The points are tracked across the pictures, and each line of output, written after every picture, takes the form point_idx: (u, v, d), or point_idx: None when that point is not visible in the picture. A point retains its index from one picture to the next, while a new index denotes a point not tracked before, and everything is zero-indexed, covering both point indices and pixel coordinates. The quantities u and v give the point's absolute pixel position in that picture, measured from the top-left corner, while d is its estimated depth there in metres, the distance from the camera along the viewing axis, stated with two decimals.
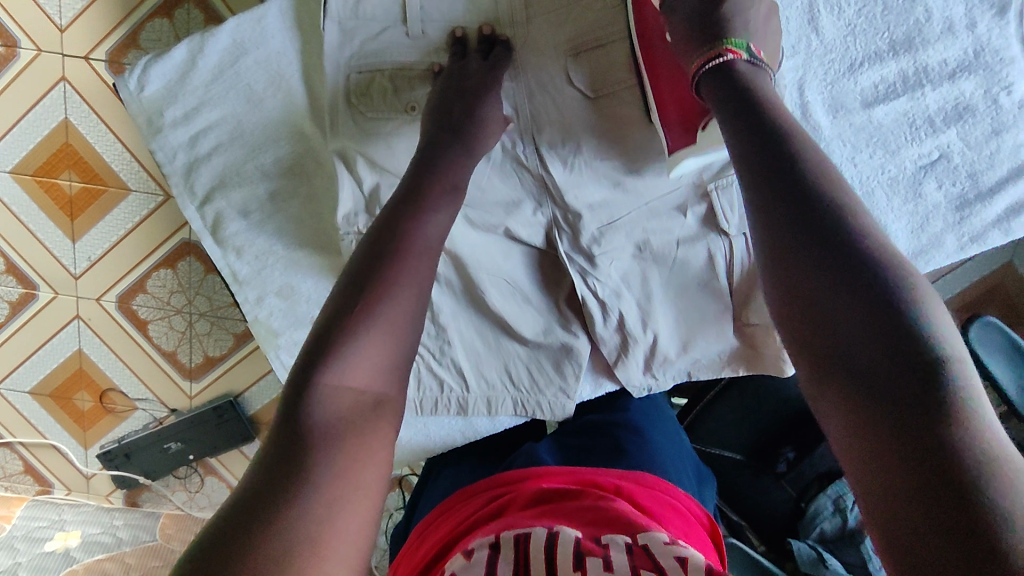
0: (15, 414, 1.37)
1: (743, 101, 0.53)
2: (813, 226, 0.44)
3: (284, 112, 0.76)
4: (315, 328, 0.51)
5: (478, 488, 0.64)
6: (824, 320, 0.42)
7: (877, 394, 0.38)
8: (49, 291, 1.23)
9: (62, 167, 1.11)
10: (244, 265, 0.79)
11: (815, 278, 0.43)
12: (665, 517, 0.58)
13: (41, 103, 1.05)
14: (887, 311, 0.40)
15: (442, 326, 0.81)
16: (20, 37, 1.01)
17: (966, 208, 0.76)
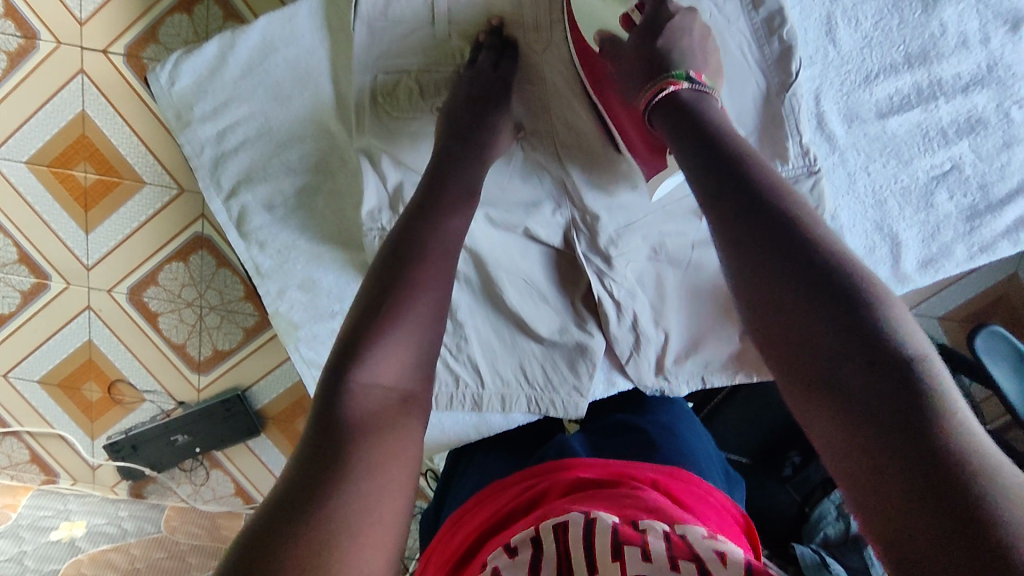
0: (23, 402, 1.39)
1: (692, 128, 0.56)
2: (775, 234, 0.47)
3: (309, 109, 0.77)
4: (342, 333, 0.52)
5: (507, 481, 0.67)
6: (794, 325, 0.44)
7: (852, 388, 0.40)
8: (61, 282, 1.25)
9: (78, 159, 1.13)
10: (267, 258, 0.81)
11: (775, 273, 0.45)
12: (699, 513, 0.60)
13: (58, 96, 1.07)
14: (840, 301, 0.42)
15: (460, 323, 0.83)
16: (41, 30, 1.03)
17: (976, 219, 0.78)
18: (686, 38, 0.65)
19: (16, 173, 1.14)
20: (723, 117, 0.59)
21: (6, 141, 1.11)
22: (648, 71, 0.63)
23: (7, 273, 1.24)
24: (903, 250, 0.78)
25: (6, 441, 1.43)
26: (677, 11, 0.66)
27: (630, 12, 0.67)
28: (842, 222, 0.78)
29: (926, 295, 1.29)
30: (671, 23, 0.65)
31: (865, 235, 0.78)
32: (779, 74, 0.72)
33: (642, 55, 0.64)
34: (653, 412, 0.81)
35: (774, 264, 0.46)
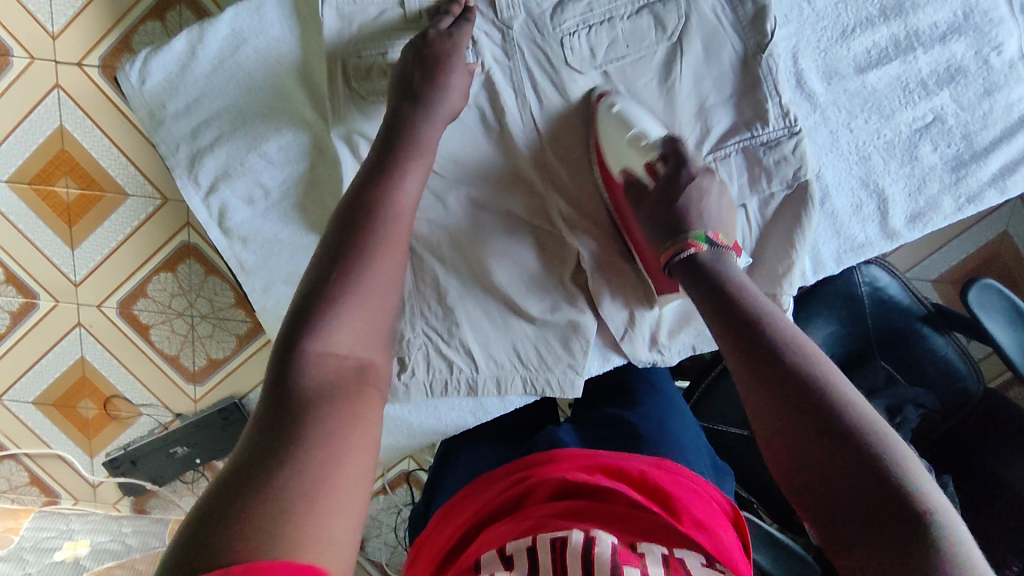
0: (21, 426, 1.37)
1: (717, 290, 0.60)
2: (799, 386, 0.50)
3: (283, 97, 0.76)
4: (292, 308, 0.51)
5: (495, 472, 0.67)
6: (816, 472, 0.46)
7: (875, 542, 0.42)
8: (49, 300, 1.23)
9: (58, 174, 1.12)
10: (250, 255, 0.79)
11: (795, 414, 0.49)
12: (687, 503, 0.59)
13: (35, 112, 1.06)
14: (853, 445, 0.45)
15: (449, 308, 0.81)
16: (14, 47, 1.02)
17: (962, 169, 0.77)
18: (702, 203, 0.69)
19: None
20: (740, 276, 0.63)
21: None
22: (668, 230, 0.68)
23: None
24: (890, 206, 0.78)
25: (4, 464, 1.42)
26: (697, 173, 0.70)
27: (653, 162, 0.71)
28: (827, 181, 0.77)
29: (917, 259, 1.29)
30: (689, 189, 0.69)
31: (851, 193, 0.78)
32: (754, 36, 0.72)
33: (660, 211, 0.69)
34: (641, 397, 0.80)
35: (791, 404, 0.49)
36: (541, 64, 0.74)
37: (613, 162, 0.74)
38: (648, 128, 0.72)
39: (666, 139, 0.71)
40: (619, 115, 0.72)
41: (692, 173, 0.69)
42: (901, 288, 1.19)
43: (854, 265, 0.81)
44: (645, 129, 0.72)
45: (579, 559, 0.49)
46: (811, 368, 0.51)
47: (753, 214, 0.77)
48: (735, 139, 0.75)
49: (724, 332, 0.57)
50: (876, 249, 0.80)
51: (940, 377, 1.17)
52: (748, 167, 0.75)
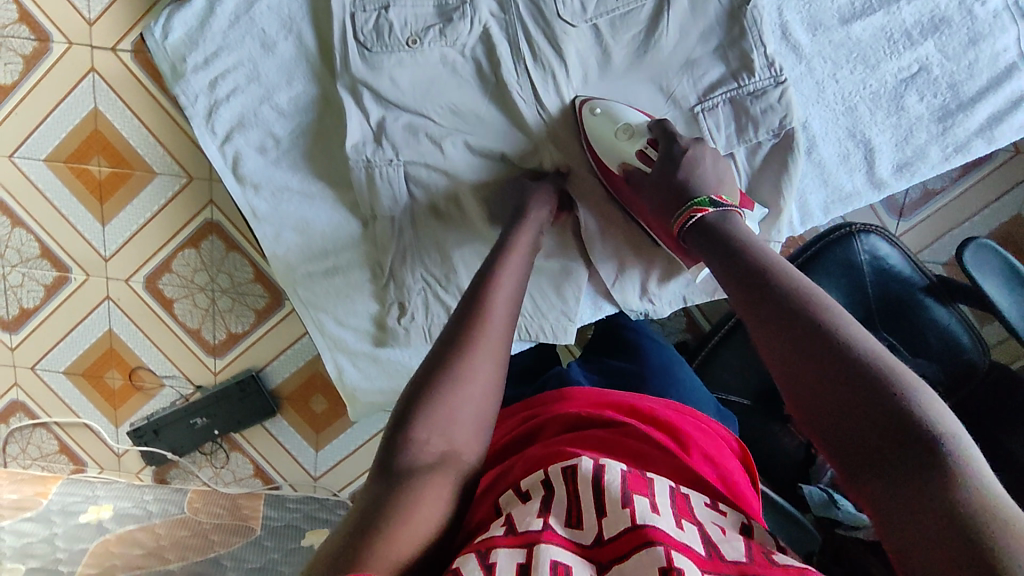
0: (53, 395, 1.44)
1: (732, 249, 0.63)
2: (804, 326, 0.52)
3: (295, 55, 0.79)
4: (426, 358, 0.59)
5: (514, 411, 0.72)
6: (823, 397, 0.48)
7: (883, 453, 0.43)
8: (81, 274, 1.31)
9: (92, 153, 1.20)
10: (261, 201, 0.83)
11: (802, 354, 0.51)
12: (695, 440, 0.61)
13: (73, 93, 1.16)
14: (857, 376, 0.47)
15: (448, 255, 0.85)
16: (54, 33, 1.13)
17: (948, 119, 0.79)
18: (700, 168, 0.71)
19: (36, 171, 1.22)
20: (755, 237, 0.65)
21: (27, 141, 1.20)
22: (673, 201, 0.71)
23: (31, 269, 1.31)
24: (877, 155, 0.80)
25: (35, 432, 1.48)
26: (688, 144, 0.73)
27: (644, 147, 0.75)
28: (814, 131, 0.79)
29: (930, 240, 1.30)
30: (682, 161, 0.72)
31: (838, 143, 0.80)
32: None
33: (662, 188, 0.72)
34: (644, 344, 0.83)
35: (798, 346, 0.51)
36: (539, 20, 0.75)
37: (609, 158, 0.77)
38: (637, 120, 0.76)
39: (652, 123, 0.75)
40: (606, 109, 0.76)
41: (682, 146, 0.73)
42: (908, 262, 1.20)
43: (843, 214, 0.84)
44: (631, 121, 0.76)
45: (590, 487, 0.48)
46: (817, 311, 0.53)
47: (741, 162, 0.80)
48: (722, 90, 0.77)
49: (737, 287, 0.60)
50: (863, 199, 0.82)
51: (942, 351, 1.17)
52: (736, 117, 0.77)
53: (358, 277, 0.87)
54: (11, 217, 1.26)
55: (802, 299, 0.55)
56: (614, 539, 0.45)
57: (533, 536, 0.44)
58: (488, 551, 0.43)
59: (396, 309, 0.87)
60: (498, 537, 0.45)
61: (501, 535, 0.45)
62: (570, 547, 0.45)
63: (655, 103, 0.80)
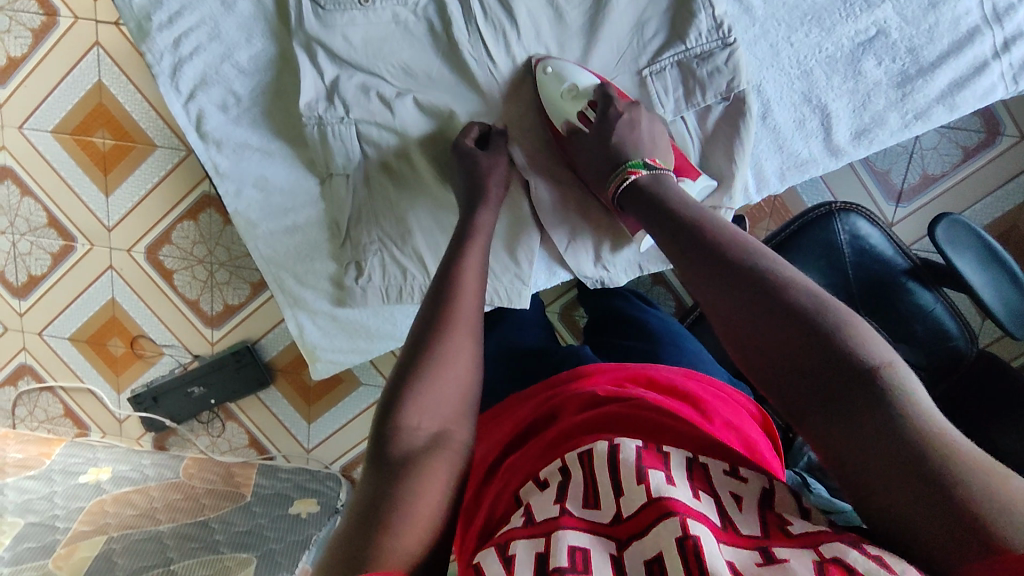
0: (58, 360, 1.49)
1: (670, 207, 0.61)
2: (740, 278, 0.50)
3: (255, 13, 0.81)
4: (403, 347, 0.58)
5: (530, 393, 0.70)
6: (772, 355, 0.47)
7: (838, 407, 0.42)
8: (85, 243, 1.36)
9: (96, 127, 1.25)
10: (224, 158, 0.86)
11: (723, 296, 0.51)
12: (716, 406, 0.61)
13: (77, 67, 1.21)
14: (777, 313, 0.47)
15: (402, 216, 0.86)
16: (60, 7, 1.17)
17: (907, 84, 0.77)
18: (634, 131, 0.72)
19: (44, 142, 1.27)
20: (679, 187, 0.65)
21: (34, 113, 1.25)
22: (612, 164, 0.72)
23: (39, 238, 1.36)
24: (834, 121, 0.79)
25: (42, 396, 1.53)
26: (625, 108, 0.74)
27: (586, 108, 0.76)
28: (768, 95, 0.78)
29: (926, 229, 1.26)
30: (618, 124, 0.73)
31: (793, 108, 0.79)
32: None
33: (600, 152, 0.73)
34: (646, 319, 0.84)
35: (721, 288, 0.51)
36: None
37: (555, 115, 0.79)
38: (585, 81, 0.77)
39: (597, 86, 0.76)
40: (557, 69, 0.77)
41: (620, 108, 0.74)
42: (892, 245, 1.17)
43: (800, 182, 0.83)
44: (580, 82, 0.77)
45: (605, 467, 0.48)
46: (753, 258, 0.51)
47: (692, 128, 0.80)
48: (670, 54, 0.77)
49: (671, 244, 0.58)
50: (819, 166, 0.82)
51: (928, 335, 1.15)
52: (683, 81, 0.78)
53: (317, 236, 0.89)
54: (19, 186, 1.32)
55: (737, 247, 0.52)
56: (633, 516, 0.45)
57: (553, 523, 0.44)
58: (508, 544, 0.44)
59: (353, 270, 0.89)
60: (518, 527, 0.45)
61: (521, 526, 0.45)
62: (592, 528, 0.45)
63: (605, 64, 0.80)
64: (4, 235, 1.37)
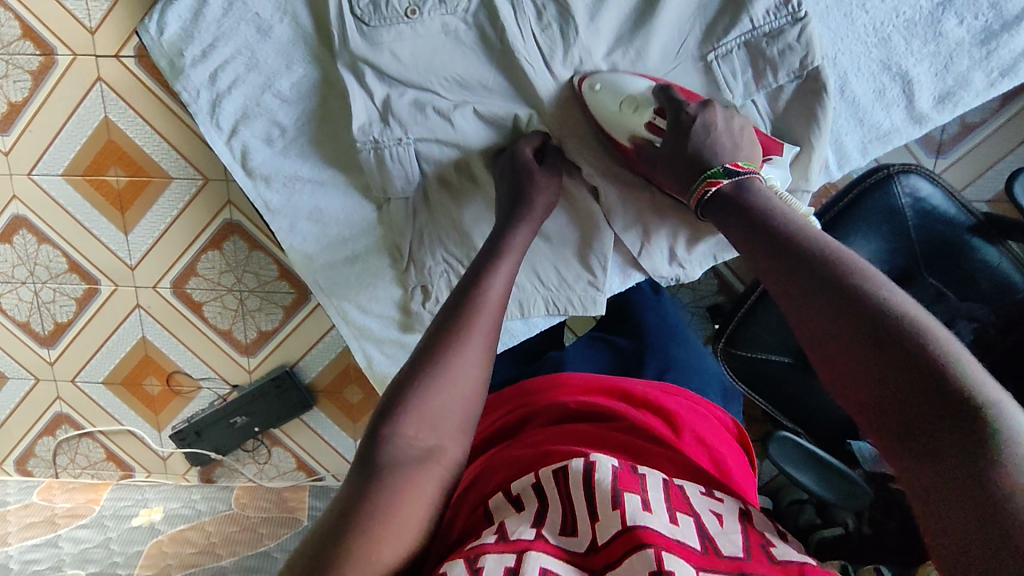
0: (93, 405, 1.43)
1: (763, 218, 0.55)
2: (843, 306, 0.45)
3: (293, 39, 0.76)
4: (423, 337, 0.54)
5: (504, 394, 0.69)
6: (879, 394, 0.41)
7: (944, 472, 0.37)
8: (109, 284, 1.31)
9: (108, 164, 1.19)
10: (274, 194, 0.82)
11: (823, 314, 0.46)
12: (688, 420, 0.60)
13: (81, 106, 1.14)
14: (885, 341, 0.42)
15: (466, 233, 0.82)
16: (57, 45, 1.10)
17: (992, 41, 0.73)
18: (713, 134, 0.65)
19: (56, 187, 1.21)
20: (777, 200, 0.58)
21: (41, 157, 1.19)
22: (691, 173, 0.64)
23: (61, 284, 1.31)
24: (915, 88, 0.75)
25: (81, 442, 1.47)
26: (697, 111, 0.66)
27: (653, 117, 0.70)
28: (845, 68, 0.74)
29: (968, 179, 1.20)
30: (693, 126, 0.65)
31: (872, 78, 0.74)
32: None
33: (675, 162, 0.66)
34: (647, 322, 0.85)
35: (821, 306, 0.46)
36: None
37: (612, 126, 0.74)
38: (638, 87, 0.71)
39: (655, 90, 0.70)
40: (607, 84, 0.73)
41: (693, 110, 0.66)
42: (953, 202, 1.12)
43: (881, 155, 0.78)
44: (635, 90, 0.72)
45: (582, 490, 0.47)
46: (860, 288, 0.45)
47: (763, 110, 0.76)
48: (735, 34, 0.72)
49: (766, 261, 0.52)
50: (902, 136, 0.77)
51: (994, 292, 1.11)
52: (752, 62, 0.73)
53: (378, 262, 0.85)
54: (35, 234, 1.26)
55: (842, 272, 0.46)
56: (607, 544, 0.45)
57: (526, 544, 0.44)
58: (478, 556, 0.43)
59: (419, 293, 0.85)
60: (489, 543, 0.44)
61: (493, 542, 0.45)
62: (566, 551, 0.45)
63: (666, 52, 0.75)
64: (24, 285, 1.31)
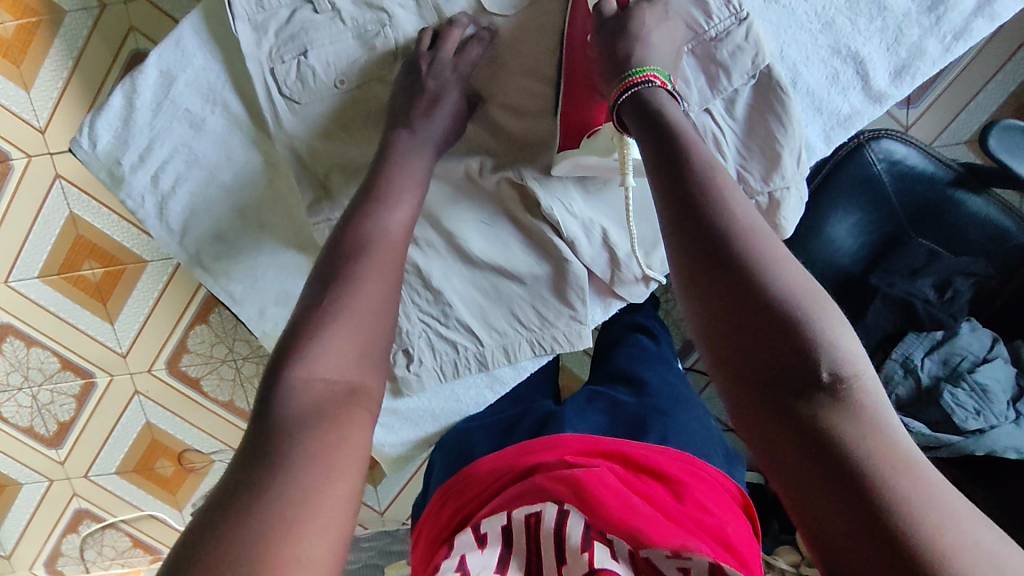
0: (119, 498, 1.34)
1: (658, 137, 0.52)
2: (738, 280, 0.43)
3: (229, 129, 0.75)
4: (312, 284, 0.53)
5: (500, 453, 0.66)
6: (756, 352, 0.41)
7: (807, 440, 0.38)
8: (105, 375, 1.24)
9: (82, 259, 1.14)
10: (237, 285, 0.79)
11: (715, 263, 0.44)
12: (692, 490, 0.57)
13: (44, 207, 1.10)
14: (770, 305, 0.41)
15: (437, 291, 0.80)
16: (10, 149, 1.05)
17: (939, 6, 0.71)
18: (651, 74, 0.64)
19: (33, 290, 1.16)
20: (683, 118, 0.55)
21: (13, 262, 1.14)
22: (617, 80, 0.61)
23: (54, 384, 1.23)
24: (869, 67, 0.72)
25: (105, 534, 1.38)
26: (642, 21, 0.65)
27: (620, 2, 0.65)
28: (793, 59, 0.72)
29: (941, 125, 1.16)
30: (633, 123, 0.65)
31: (824, 64, 0.72)
32: None
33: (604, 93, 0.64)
34: (647, 378, 0.80)
35: (713, 255, 0.44)
36: (442, 15, 0.74)
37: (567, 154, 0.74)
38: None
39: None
40: None
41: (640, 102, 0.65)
42: (929, 157, 1.08)
43: (846, 140, 0.76)
44: None
45: (553, 540, 0.48)
46: (749, 251, 0.44)
47: (721, 117, 0.72)
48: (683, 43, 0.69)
49: (661, 193, 0.49)
50: (864, 118, 0.75)
51: (985, 240, 1.08)
52: (703, 67, 0.70)
53: None
54: (24, 338, 1.19)
55: (733, 227, 0.45)
56: None
57: None
58: None
59: (402, 357, 0.82)
60: None
61: None
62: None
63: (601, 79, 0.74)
64: (21, 390, 1.23)
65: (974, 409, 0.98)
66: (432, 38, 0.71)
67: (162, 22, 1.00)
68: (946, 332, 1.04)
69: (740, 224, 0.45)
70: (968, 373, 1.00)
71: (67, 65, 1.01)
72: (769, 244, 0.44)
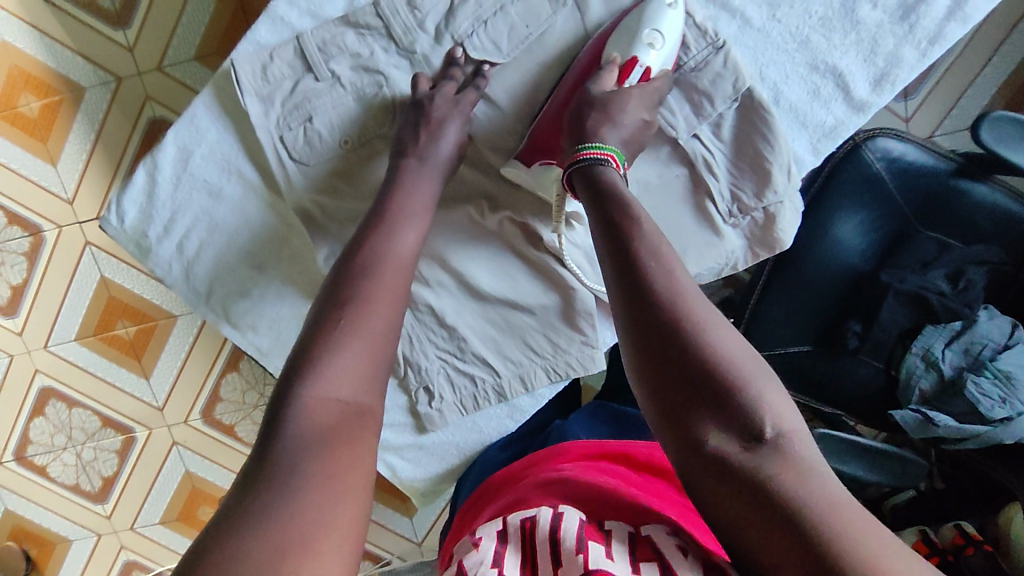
0: (165, 550, 1.33)
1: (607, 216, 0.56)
2: (676, 349, 0.46)
3: (244, 193, 0.80)
4: (322, 320, 0.56)
5: (507, 471, 0.68)
6: (697, 414, 0.44)
7: (747, 492, 0.41)
8: (144, 429, 1.27)
9: (115, 319, 1.20)
10: (264, 337, 0.83)
11: (655, 336, 0.47)
12: (686, 483, 0.59)
13: (77, 274, 1.16)
14: (708, 370, 0.44)
15: (451, 327, 0.83)
16: (40, 222, 1.12)
17: (911, 14, 0.74)
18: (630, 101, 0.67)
19: (72, 354, 1.22)
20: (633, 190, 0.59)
21: (52, 329, 1.20)
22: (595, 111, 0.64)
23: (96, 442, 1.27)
24: (849, 78, 0.75)
25: None
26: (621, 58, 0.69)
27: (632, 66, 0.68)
28: (773, 79, 0.75)
29: (941, 115, 1.17)
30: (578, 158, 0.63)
31: (804, 80, 0.75)
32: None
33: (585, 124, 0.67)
34: None
35: (653, 329, 0.47)
36: (433, 66, 0.78)
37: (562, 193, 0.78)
38: (653, 64, 0.69)
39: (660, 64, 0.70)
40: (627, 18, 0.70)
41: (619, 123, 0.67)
42: (925, 150, 1.04)
43: (835, 150, 0.78)
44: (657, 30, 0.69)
45: (547, 542, 0.47)
46: (687, 320, 0.47)
47: (709, 141, 0.75)
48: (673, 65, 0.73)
49: (609, 271, 0.53)
50: (850, 127, 0.77)
51: (997, 225, 1.03)
52: (687, 97, 0.73)
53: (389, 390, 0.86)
54: (65, 401, 1.25)
55: (672, 298, 0.48)
56: None
57: None
58: None
59: (423, 395, 0.85)
60: None
61: None
62: None
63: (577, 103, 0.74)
64: (66, 450, 1.28)
65: (998, 397, 0.96)
66: (424, 89, 0.75)
67: (177, 91, 1.06)
68: (964, 323, 1.01)
69: (678, 296, 0.48)
70: (991, 361, 0.98)
71: (89, 139, 1.07)
72: (707, 314, 0.47)
